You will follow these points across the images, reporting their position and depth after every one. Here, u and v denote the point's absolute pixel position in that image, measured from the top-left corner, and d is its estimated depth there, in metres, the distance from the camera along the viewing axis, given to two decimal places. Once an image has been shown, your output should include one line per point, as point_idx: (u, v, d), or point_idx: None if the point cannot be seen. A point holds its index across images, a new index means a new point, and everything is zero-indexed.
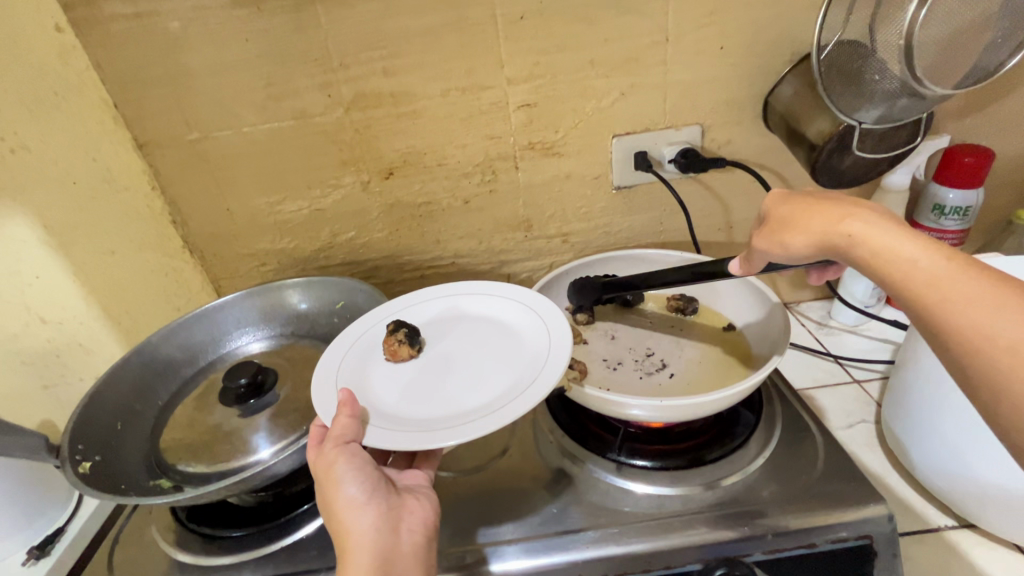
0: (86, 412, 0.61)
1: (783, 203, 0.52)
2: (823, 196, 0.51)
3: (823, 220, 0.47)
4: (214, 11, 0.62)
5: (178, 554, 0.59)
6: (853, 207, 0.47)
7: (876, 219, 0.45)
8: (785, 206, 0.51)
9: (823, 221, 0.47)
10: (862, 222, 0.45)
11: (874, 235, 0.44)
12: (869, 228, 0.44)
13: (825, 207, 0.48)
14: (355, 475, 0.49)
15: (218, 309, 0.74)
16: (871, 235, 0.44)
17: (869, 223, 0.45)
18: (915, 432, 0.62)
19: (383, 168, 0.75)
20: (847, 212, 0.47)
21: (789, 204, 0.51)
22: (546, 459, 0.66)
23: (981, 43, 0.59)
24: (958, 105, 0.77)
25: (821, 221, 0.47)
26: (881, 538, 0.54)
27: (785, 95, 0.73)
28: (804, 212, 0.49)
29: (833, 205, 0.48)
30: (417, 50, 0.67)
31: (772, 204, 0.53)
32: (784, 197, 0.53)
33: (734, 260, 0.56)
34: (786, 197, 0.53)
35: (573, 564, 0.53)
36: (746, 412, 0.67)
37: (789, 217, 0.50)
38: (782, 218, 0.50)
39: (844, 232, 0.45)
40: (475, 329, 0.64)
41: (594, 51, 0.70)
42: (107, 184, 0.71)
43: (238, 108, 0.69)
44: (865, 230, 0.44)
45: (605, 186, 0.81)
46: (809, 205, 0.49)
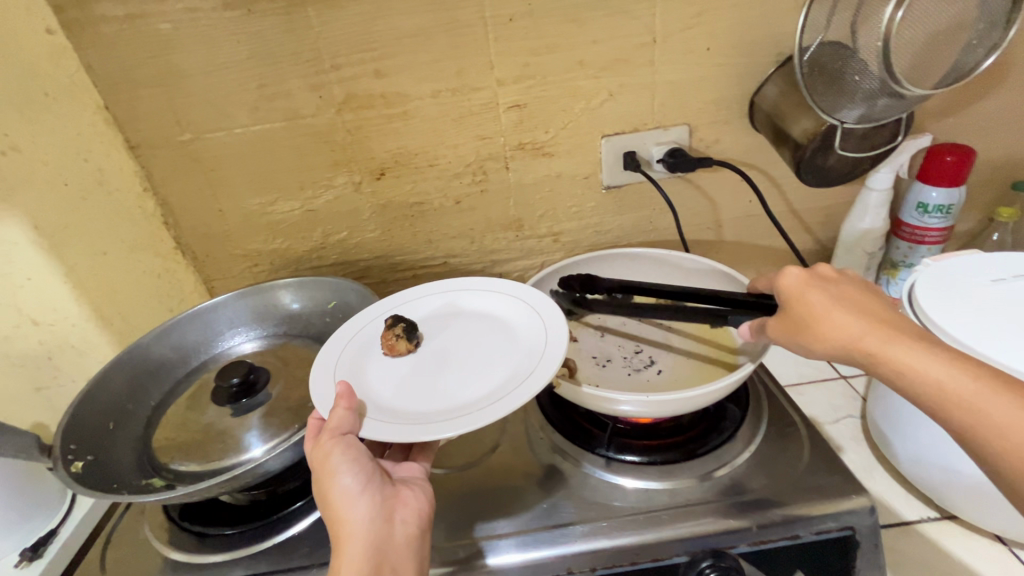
0: (77, 413, 0.62)
1: (802, 296, 0.53)
2: (840, 288, 0.53)
3: (845, 330, 0.49)
4: (206, 13, 0.63)
5: (171, 553, 0.59)
6: (871, 317, 0.49)
7: (892, 337, 0.48)
8: (804, 301, 0.52)
9: (846, 332, 0.49)
10: (882, 338, 0.48)
11: (892, 351, 0.47)
12: (887, 347, 0.47)
13: (845, 313, 0.50)
14: (350, 467, 0.50)
15: (210, 310, 0.74)
16: (890, 355, 0.47)
17: (887, 341, 0.48)
18: (898, 426, 0.63)
19: (374, 168, 0.76)
20: (867, 323, 0.49)
21: (808, 299, 0.52)
22: (537, 455, 0.66)
23: (958, 44, 0.61)
24: (940, 105, 0.79)
25: (843, 330, 0.49)
26: (863, 529, 0.55)
27: (770, 95, 0.74)
28: (826, 315, 0.50)
29: (852, 310, 0.50)
30: (408, 52, 0.68)
31: (789, 291, 0.54)
32: (803, 285, 0.53)
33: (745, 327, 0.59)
34: (803, 286, 0.53)
35: (563, 558, 0.54)
36: (733, 407, 0.68)
37: (808, 316, 0.51)
38: (802, 317, 0.52)
39: (866, 346, 0.48)
40: (471, 324, 0.65)
41: (584, 52, 0.71)
42: (98, 185, 0.71)
43: (230, 109, 0.69)
44: (883, 349, 0.47)
45: (595, 186, 0.82)
46: (829, 306, 0.51)
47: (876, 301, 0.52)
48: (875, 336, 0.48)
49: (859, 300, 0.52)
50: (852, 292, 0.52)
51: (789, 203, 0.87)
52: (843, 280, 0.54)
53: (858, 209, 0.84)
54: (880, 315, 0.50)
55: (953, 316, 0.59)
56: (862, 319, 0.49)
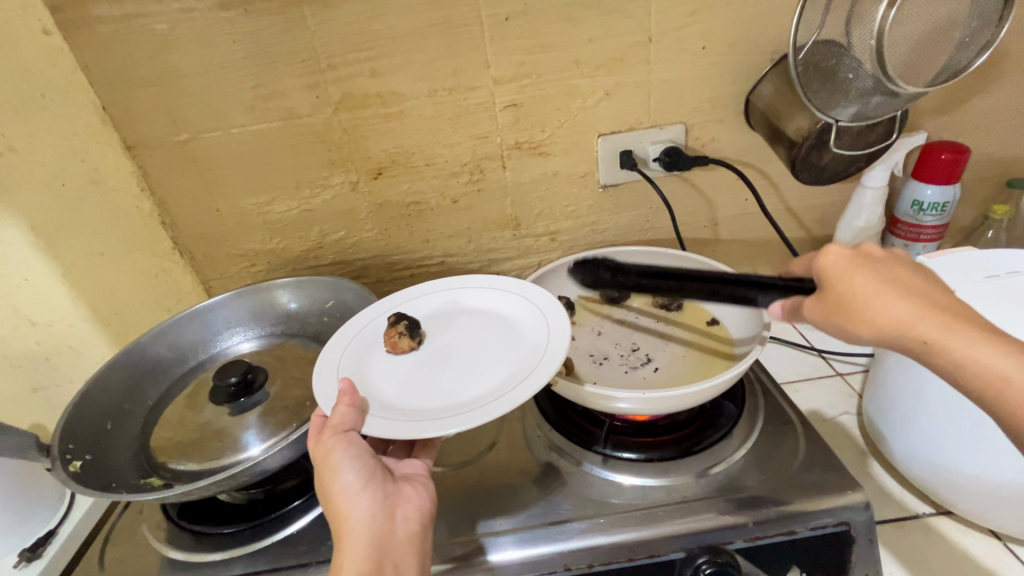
0: (75, 413, 0.61)
1: (848, 276, 0.46)
2: (886, 267, 0.47)
3: (900, 316, 0.43)
4: (202, 13, 0.63)
5: (169, 552, 0.59)
6: (923, 298, 0.44)
7: (950, 321, 0.43)
8: (852, 281, 0.46)
9: (901, 318, 0.43)
10: (940, 325, 0.43)
11: (951, 340, 0.42)
12: (946, 334, 0.43)
13: (898, 295, 0.44)
14: (352, 464, 0.50)
15: (207, 310, 0.74)
16: (950, 343, 0.42)
17: (945, 327, 0.43)
18: (895, 422, 0.63)
19: (371, 168, 0.76)
20: (920, 306, 0.44)
21: (855, 279, 0.46)
22: (535, 453, 0.67)
23: (950, 43, 0.61)
24: (934, 103, 0.79)
25: (898, 316, 0.43)
26: (859, 525, 0.55)
27: (766, 93, 0.74)
28: (878, 298, 0.44)
29: (904, 292, 0.45)
30: (404, 51, 0.68)
31: (834, 270, 0.47)
32: (847, 262, 0.47)
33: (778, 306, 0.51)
34: (849, 264, 0.47)
35: (561, 554, 0.54)
36: (729, 404, 0.68)
37: (858, 299, 0.45)
38: (850, 300, 0.45)
39: (922, 335, 0.43)
40: (473, 322, 0.65)
41: (579, 51, 0.71)
42: (95, 186, 0.71)
43: (225, 109, 0.69)
44: (942, 336, 0.43)
45: (592, 185, 0.82)
46: (880, 288, 0.45)
47: (923, 281, 0.46)
48: (932, 323, 0.43)
49: (908, 281, 0.46)
50: (898, 271, 0.47)
51: (784, 201, 0.87)
52: (887, 258, 0.48)
53: (854, 207, 0.84)
54: (932, 297, 0.45)
55: None
56: (915, 302, 0.44)
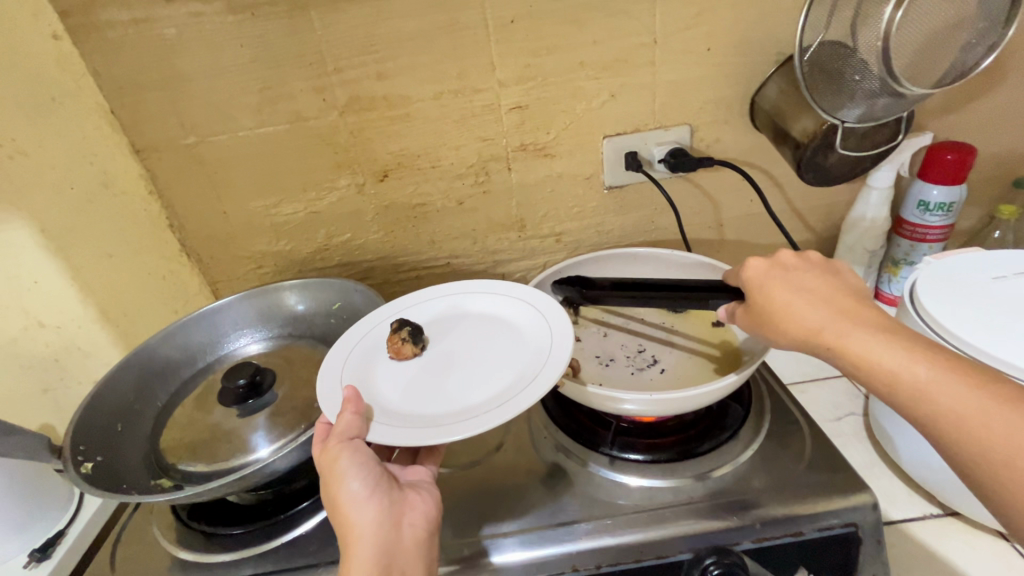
0: (86, 414, 0.62)
1: (760, 286, 0.53)
2: (801, 277, 0.52)
3: (801, 321, 0.49)
4: (209, 17, 0.63)
5: (180, 552, 0.60)
6: (831, 306, 0.49)
7: (849, 326, 0.47)
8: (763, 291, 0.52)
9: (803, 323, 0.49)
10: (838, 329, 0.47)
11: (848, 342, 0.46)
12: (844, 337, 0.47)
13: (800, 302, 0.50)
14: (358, 471, 0.51)
15: (216, 311, 0.75)
16: (847, 344, 0.46)
17: (843, 331, 0.47)
18: (900, 423, 0.63)
19: (377, 170, 0.76)
20: (825, 314, 0.48)
21: (766, 290, 0.52)
22: (541, 454, 0.67)
23: (957, 43, 0.61)
24: (941, 103, 0.79)
25: (800, 322, 0.49)
26: (866, 525, 0.55)
27: (771, 94, 0.74)
28: (784, 306, 0.50)
29: (811, 299, 0.50)
30: (410, 54, 0.68)
31: (749, 282, 0.54)
32: (763, 275, 0.54)
33: (722, 309, 0.58)
34: (762, 276, 0.54)
35: (568, 555, 0.54)
36: (735, 405, 0.68)
37: (767, 307, 0.52)
38: (762, 308, 0.52)
39: (822, 338, 0.48)
40: (476, 327, 0.65)
41: (584, 53, 0.71)
42: (104, 188, 0.71)
43: (233, 112, 0.69)
44: (839, 338, 0.47)
45: (597, 186, 0.82)
46: (786, 296, 0.51)
47: (840, 290, 0.51)
48: (831, 327, 0.48)
49: (822, 289, 0.51)
50: (814, 280, 0.52)
51: (790, 202, 0.87)
52: (806, 269, 0.53)
53: (859, 207, 0.84)
54: (842, 304, 0.49)
55: (955, 314, 0.59)
56: (823, 309, 0.49)
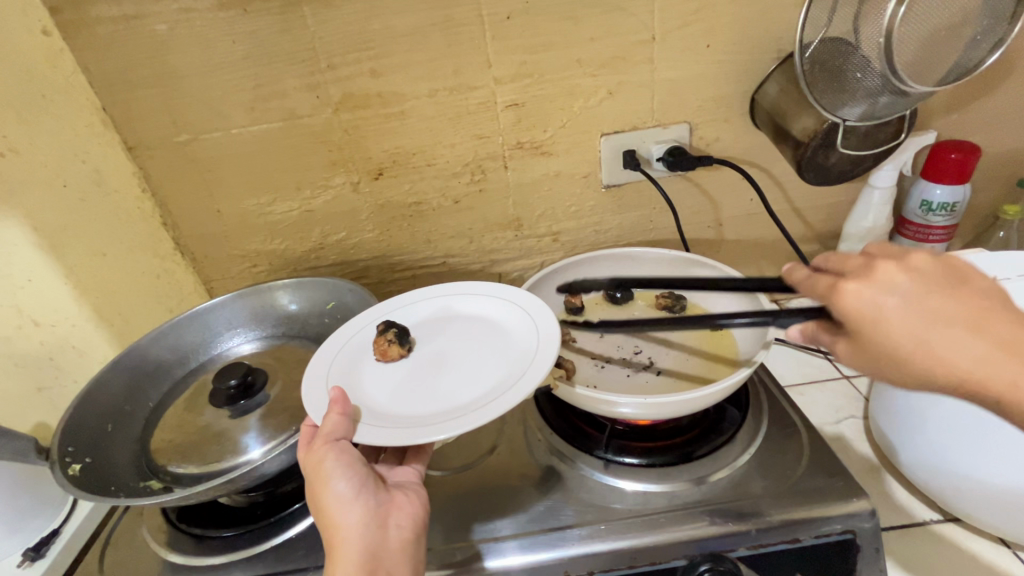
0: (75, 415, 0.61)
1: (879, 322, 0.38)
2: (929, 301, 0.38)
3: (956, 369, 0.37)
4: (201, 13, 0.62)
5: (169, 555, 0.59)
6: (985, 342, 0.37)
7: (1022, 372, 0.36)
8: (889, 335, 0.38)
9: (960, 374, 0.37)
10: (1010, 376, 0.36)
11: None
12: (1017, 386, 0.36)
13: (950, 343, 0.37)
14: (344, 473, 0.50)
15: (208, 310, 0.74)
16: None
17: (1016, 380, 0.36)
18: (902, 428, 0.62)
19: (372, 169, 0.75)
20: (981, 355, 0.36)
21: (890, 330, 0.38)
22: (535, 456, 0.66)
23: (962, 41, 0.60)
24: (944, 101, 0.78)
25: (955, 371, 0.37)
26: (864, 533, 0.54)
27: (771, 93, 0.73)
28: (931, 353, 0.37)
29: (961, 339, 0.37)
30: (404, 51, 0.67)
31: (859, 318, 0.38)
32: (882, 305, 0.38)
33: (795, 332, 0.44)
34: (882, 310, 0.38)
35: (562, 561, 0.53)
36: (733, 408, 0.68)
37: (900, 351, 0.38)
38: (888, 355, 0.38)
39: (985, 386, 0.37)
40: (463, 328, 0.64)
41: (581, 50, 0.70)
42: (96, 186, 0.71)
43: (225, 109, 0.69)
44: (1011, 389, 0.36)
45: (594, 185, 0.81)
46: (923, 339, 0.37)
47: (978, 307, 0.38)
48: (998, 371, 0.36)
49: (959, 312, 0.37)
50: (947, 305, 0.38)
51: (791, 202, 0.86)
52: (924, 282, 0.38)
53: (861, 207, 0.83)
54: (993, 332, 0.37)
55: None
56: (976, 348, 0.37)
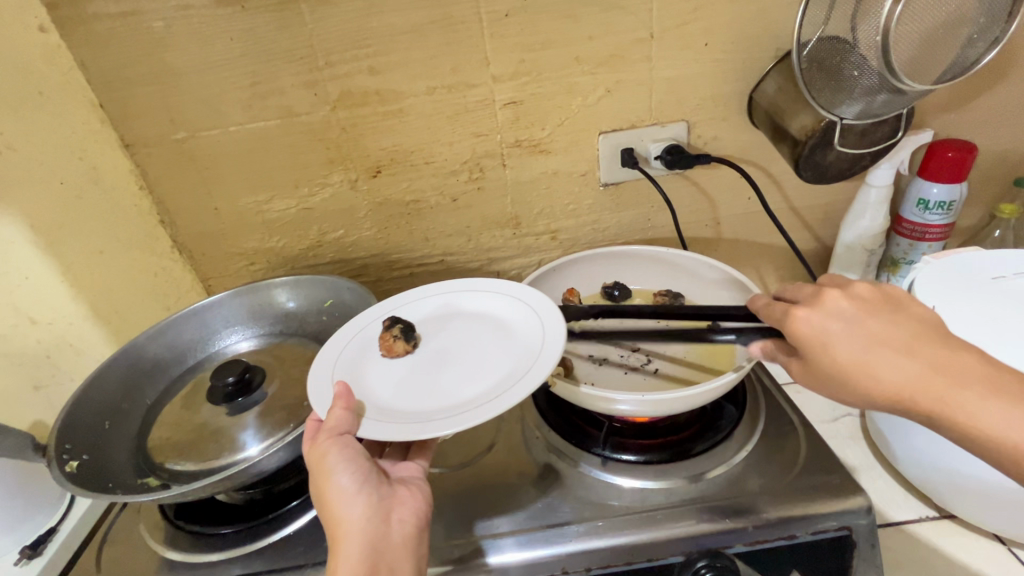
0: (73, 412, 0.61)
1: (824, 344, 0.44)
2: (867, 325, 0.44)
3: (890, 387, 0.42)
4: (199, 10, 0.62)
5: (167, 552, 0.59)
6: (916, 360, 0.42)
7: (949, 387, 0.41)
8: (831, 353, 0.44)
9: (895, 387, 0.42)
10: (938, 390, 0.41)
11: (951, 404, 0.41)
12: (945, 399, 0.41)
13: (884, 364, 0.42)
14: (347, 467, 0.50)
15: (206, 308, 0.74)
16: (952, 408, 0.41)
17: (943, 394, 0.41)
18: (896, 426, 0.62)
19: (370, 166, 0.75)
20: (915, 371, 0.42)
21: (833, 349, 0.44)
22: (533, 454, 0.66)
23: (958, 39, 0.60)
24: (941, 100, 0.78)
25: (891, 386, 0.42)
26: (861, 530, 0.55)
27: (769, 91, 0.73)
28: (869, 369, 0.42)
29: (895, 357, 0.42)
30: (402, 49, 0.67)
31: (807, 339, 0.45)
32: (825, 328, 0.45)
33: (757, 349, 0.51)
34: (825, 332, 0.44)
35: (559, 557, 0.54)
36: (731, 406, 0.68)
37: (843, 371, 0.43)
38: (833, 371, 0.44)
39: (916, 403, 0.42)
40: (468, 325, 0.65)
41: (579, 48, 0.70)
42: (94, 183, 0.70)
43: (223, 107, 0.69)
44: (940, 403, 0.41)
45: (592, 183, 0.82)
46: (862, 357, 0.43)
47: (911, 333, 0.44)
48: (928, 389, 0.41)
49: (896, 337, 0.43)
50: (883, 328, 0.44)
51: (789, 200, 0.86)
52: (865, 313, 0.45)
53: (859, 205, 0.83)
54: (924, 354, 0.42)
55: (953, 318, 0.58)
56: (910, 365, 0.42)
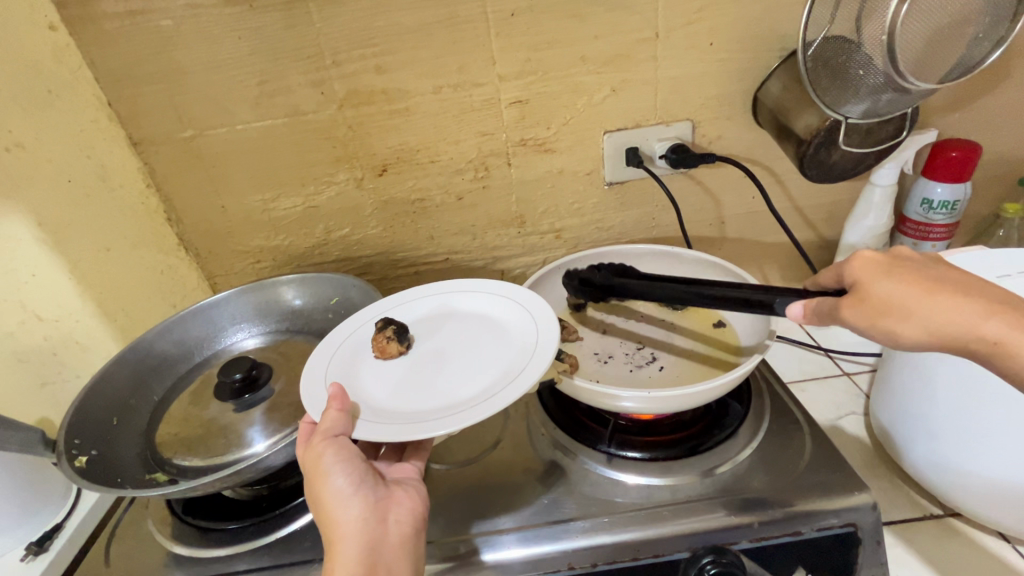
0: (82, 408, 0.62)
1: (885, 276, 0.44)
2: (920, 268, 0.45)
3: (955, 313, 0.42)
4: (208, 9, 0.63)
5: (174, 547, 0.59)
6: (975, 297, 0.43)
7: (1012, 320, 0.41)
8: (892, 282, 0.44)
9: (957, 316, 0.42)
10: (999, 323, 0.41)
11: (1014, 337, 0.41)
12: (1007, 331, 0.41)
13: (947, 295, 0.43)
14: (343, 468, 0.50)
15: (213, 305, 0.74)
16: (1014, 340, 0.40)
17: (1005, 326, 0.41)
18: (902, 423, 0.62)
19: (376, 165, 0.76)
20: (975, 304, 0.42)
21: (893, 280, 0.44)
22: (538, 451, 0.66)
23: (964, 39, 0.60)
24: (945, 100, 0.78)
25: (954, 315, 0.42)
26: (866, 526, 0.55)
27: (774, 91, 0.74)
28: (931, 298, 0.42)
29: (955, 292, 0.43)
30: (409, 48, 0.68)
31: (865, 272, 0.45)
32: (883, 265, 0.45)
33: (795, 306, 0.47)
34: (883, 268, 0.45)
35: (565, 553, 0.54)
36: (735, 404, 0.68)
37: (904, 300, 0.43)
38: (893, 300, 0.43)
39: (981, 330, 0.41)
40: (461, 326, 0.65)
41: (585, 48, 0.71)
42: (101, 182, 0.71)
43: (231, 105, 0.69)
44: (1001, 333, 0.41)
45: (597, 182, 0.82)
46: (924, 287, 0.43)
47: (963, 280, 0.45)
48: (990, 319, 0.41)
49: (950, 280, 0.44)
50: (937, 272, 0.45)
51: (792, 200, 0.86)
52: (923, 260, 0.46)
53: (863, 204, 0.83)
54: (980, 294, 0.43)
55: None
56: (970, 300, 0.42)
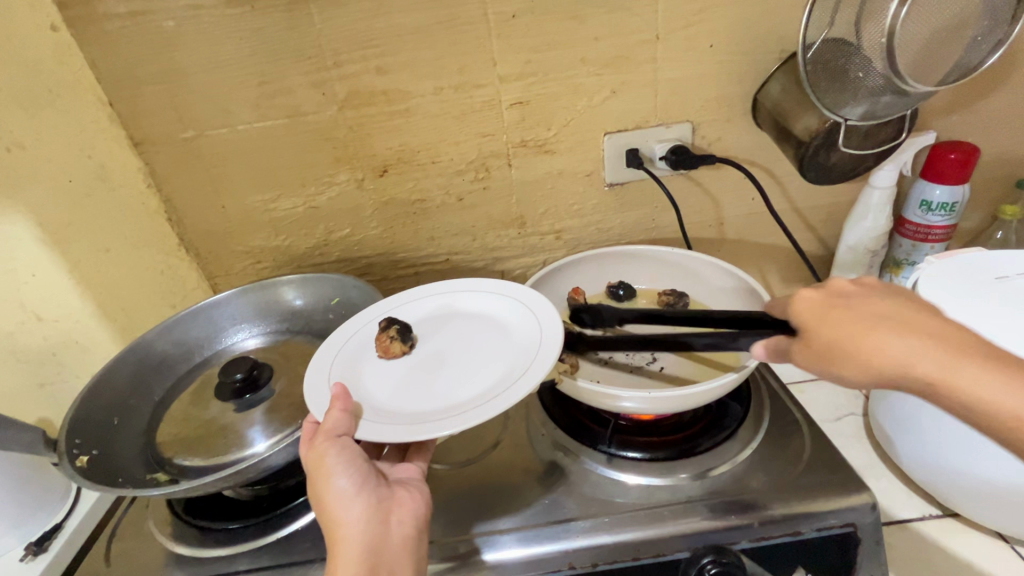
0: (82, 408, 0.62)
1: (823, 318, 0.44)
2: (867, 303, 0.44)
3: (894, 353, 0.40)
4: (209, 10, 0.63)
5: (175, 547, 0.60)
6: (919, 332, 0.41)
7: (953, 359, 0.40)
8: (829, 324, 0.44)
9: (896, 357, 0.40)
10: (942, 361, 0.40)
11: (957, 377, 0.39)
12: (948, 370, 0.39)
13: (886, 332, 0.41)
14: (346, 469, 0.50)
15: (214, 305, 0.74)
16: (956, 380, 0.39)
17: (947, 365, 0.39)
18: (901, 425, 0.63)
19: (377, 165, 0.76)
20: (918, 341, 0.40)
21: (831, 322, 0.44)
22: (538, 452, 0.66)
23: (962, 42, 0.61)
24: (944, 102, 0.79)
25: (891, 355, 0.40)
26: (864, 526, 0.55)
27: (774, 92, 0.74)
28: (867, 337, 0.41)
29: (899, 329, 0.41)
30: (410, 49, 0.68)
31: (805, 316, 0.45)
32: (824, 305, 0.45)
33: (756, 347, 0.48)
34: (822, 308, 0.45)
35: (565, 553, 0.54)
36: (735, 404, 0.68)
37: (840, 342, 0.42)
38: (831, 344, 0.43)
39: (922, 371, 0.40)
40: (464, 326, 0.65)
41: (585, 49, 0.71)
42: (102, 182, 0.71)
43: (231, 105, 0.69)
44: (941, 372, 0.39)
45: (598, 183, 0.82)
46: (862, 326, 0.42)
47: (915, 313, 0.43)
48: (932, 357, 0.40)
49: (896, 313, 0.43)
50: (883, 306, 0.44)
51: (792, 201, 0.87)
52: (866, 294, 0.45)
53: (862, 206, 0.83)
54: (928, 328, 0.41)
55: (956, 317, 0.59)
56: (913, 335, 0.41)
